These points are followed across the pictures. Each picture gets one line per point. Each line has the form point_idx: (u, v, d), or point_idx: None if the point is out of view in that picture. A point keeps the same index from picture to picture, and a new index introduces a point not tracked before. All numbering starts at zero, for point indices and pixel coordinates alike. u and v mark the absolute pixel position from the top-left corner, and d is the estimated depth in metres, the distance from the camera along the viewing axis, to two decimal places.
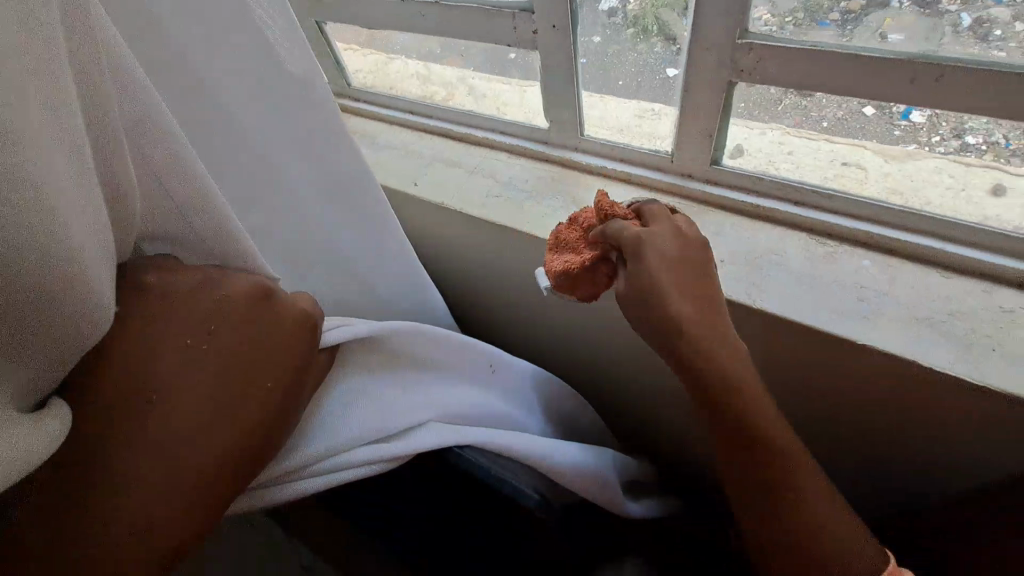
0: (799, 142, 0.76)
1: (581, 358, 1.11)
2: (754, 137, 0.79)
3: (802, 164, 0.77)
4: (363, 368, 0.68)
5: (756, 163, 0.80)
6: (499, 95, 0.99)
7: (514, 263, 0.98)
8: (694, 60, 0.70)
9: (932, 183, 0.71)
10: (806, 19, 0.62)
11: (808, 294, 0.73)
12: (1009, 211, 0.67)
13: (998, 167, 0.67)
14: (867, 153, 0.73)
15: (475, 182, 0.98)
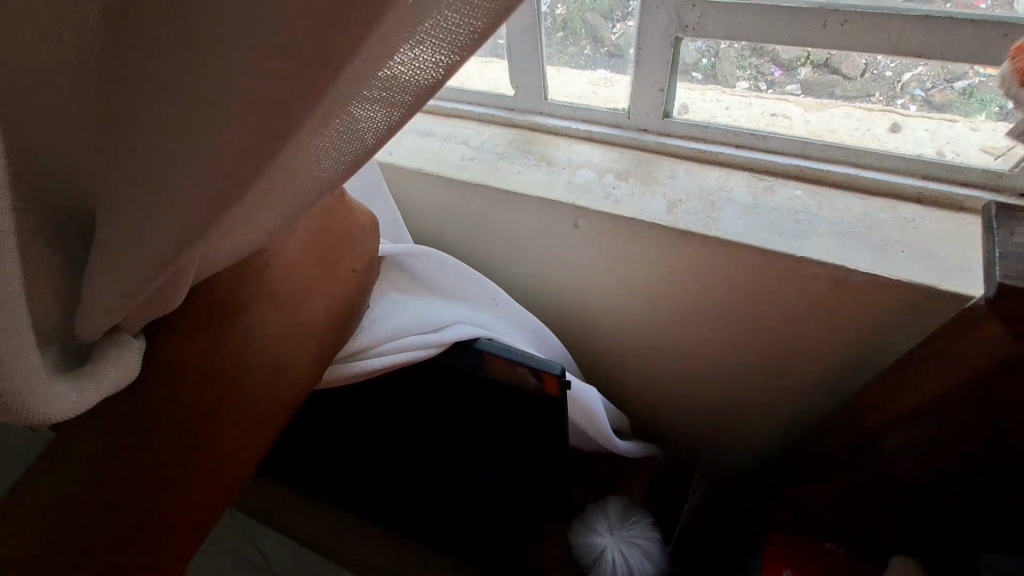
0: (734, 99, 0.88)
1: (554, 317, 1.18)
2: (696, 97, 0.90)
3: (738, 118, 0.89)
4: (409, 284, 0.84)
5: (701, 117, 0.92)
6: (465, 67, 1.06)
7: (490, 223, 1.04)
8: (645, 17, 0.81)
9: (844, 125, 0.84)
10: None
11: (754, 221, 0.84)
12: (903, 142, 0.82)
13: (893, 110, 0.81)
14: (791, 105, 0.86)
15: (448, 149, 1.04)
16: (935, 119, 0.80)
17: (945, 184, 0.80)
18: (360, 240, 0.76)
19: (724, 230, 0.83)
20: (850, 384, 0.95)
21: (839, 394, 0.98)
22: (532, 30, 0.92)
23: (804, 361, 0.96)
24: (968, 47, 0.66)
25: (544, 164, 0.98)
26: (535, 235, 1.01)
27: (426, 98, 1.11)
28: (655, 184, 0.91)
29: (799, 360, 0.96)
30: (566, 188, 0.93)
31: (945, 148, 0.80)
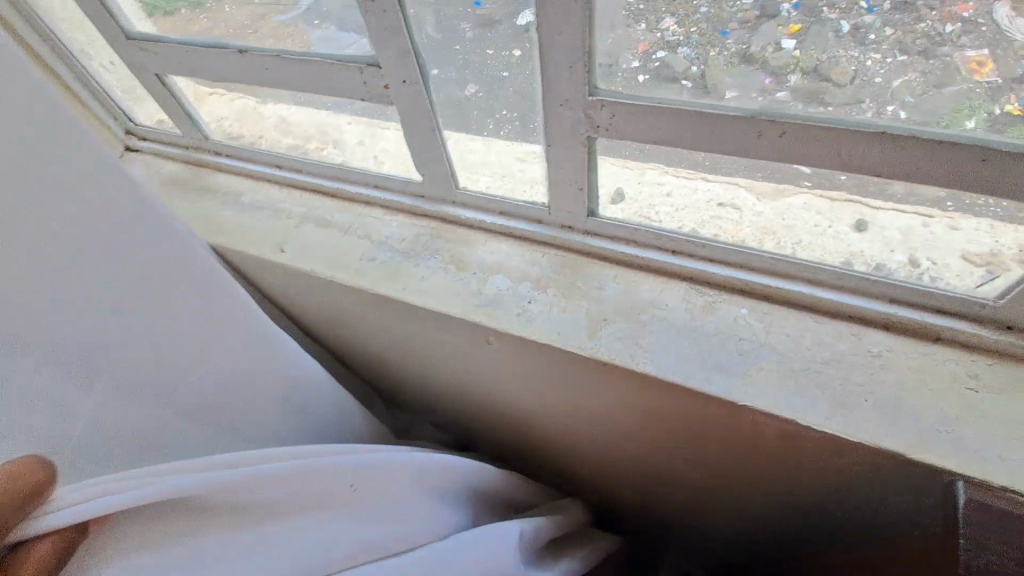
0: (677, 182, 0.74)
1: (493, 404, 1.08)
2: (634, 181, 0.76)
3: (680, 208, 0.75)
4: (161, 530, 0.51)
5: (635, 210, 0.77)
6: (366, 147, 0.91)
7: (402, 327, 0.91)
8: (551, 117, 0.66)
9: (802, 218, 0.71)
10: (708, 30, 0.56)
11: (688, 350, 0.71)
12: (870, 244, 0.69)
13: (859, 202, 0.67)
14: (741, 191, 0.72)
15: (350, 244, 0.90)
16: (907, 220, 0.66)
17: (917, 311, 0.67)
18: None
19: (653, 362, 0.70)
20: (816, 505, 0.83)
21: (801, 510, 0.87)
22: (427, 121, 0.76)
23: (765, 481, 0.84)
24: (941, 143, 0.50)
25: (454, 267, 0.84)
26: (451, 342, 0.87)
27: (328, 179, 0.96)
28: (579, 296, 0.78)
29: (758, 479, 0.85)
30: (475, 301, 0.79)
31: (919, 252, 0.67)
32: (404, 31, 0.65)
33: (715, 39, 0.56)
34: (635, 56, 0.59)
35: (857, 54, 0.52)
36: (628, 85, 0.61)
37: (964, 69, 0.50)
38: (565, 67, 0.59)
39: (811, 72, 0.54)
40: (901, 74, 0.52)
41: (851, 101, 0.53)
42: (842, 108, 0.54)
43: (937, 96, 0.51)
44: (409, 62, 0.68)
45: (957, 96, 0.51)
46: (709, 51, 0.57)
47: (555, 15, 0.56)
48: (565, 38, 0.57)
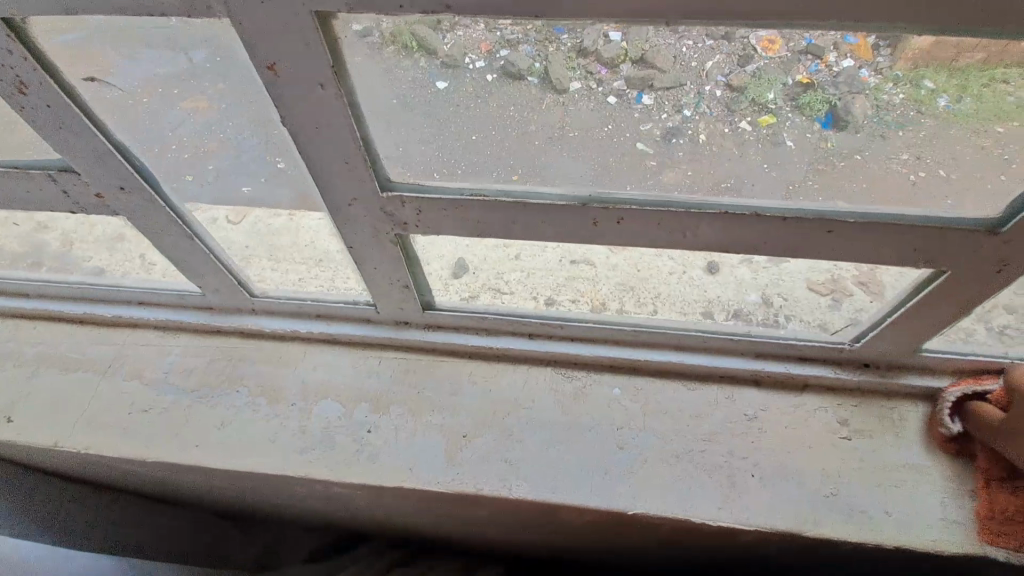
0: (523, 249, 0.58)
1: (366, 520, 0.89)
2: (468, 250, 0.59)
3: (533, 271, 0.61)
4: None
5: (482, 281, 0.62)
6: (116, 258, 0.68)
7: (214, 479, 0.70)
8: (342, 218, 0.50)
9: (655, 267, 0.58)
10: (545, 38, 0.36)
11: (564, 458, 0.60)
12: (724, 286, 0.60)
13: (714, 253, 0.55)
14: (590, 248, 0.57)
15: (116, 393, 0.68)
16: (762, 266, 0.57)
17: (783, 363, 0.63)
18: None
19: (527, 482, 0.59)
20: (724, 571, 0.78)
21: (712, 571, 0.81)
22: (172, 229, 0.56)
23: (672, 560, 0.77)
24: (745, 129, 0.40)
25: (265, 400, 0.65)
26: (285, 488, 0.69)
27: (74, 303, 0.72)
28: (429, 410, 0.63)
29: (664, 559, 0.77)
30: (296, 447, 0.61)
31: (771, 290, 0.60)
32: (87, 132, 0.46)
33: (549, 30, 0.35)
34: (473, 56, 0.38)
35: (671, 40, 0.36)
36: (478, 93, 0.40)
37: (758, 49, 0.35)
38: (336, 163, 0.44)
39: (639, 62, 0.37)
40: (714, 54, 0.36)
41: (674, 85, 0.39)
42: (667, 96, 0.39)
43: (744, 74, 0.37)
44: (112, 164, 0.49)
45: (759, 74, 0.37)
46: (550, 47, 0.37)
47: (297, 106, 0.39)
48: (326, 133, 0.41)
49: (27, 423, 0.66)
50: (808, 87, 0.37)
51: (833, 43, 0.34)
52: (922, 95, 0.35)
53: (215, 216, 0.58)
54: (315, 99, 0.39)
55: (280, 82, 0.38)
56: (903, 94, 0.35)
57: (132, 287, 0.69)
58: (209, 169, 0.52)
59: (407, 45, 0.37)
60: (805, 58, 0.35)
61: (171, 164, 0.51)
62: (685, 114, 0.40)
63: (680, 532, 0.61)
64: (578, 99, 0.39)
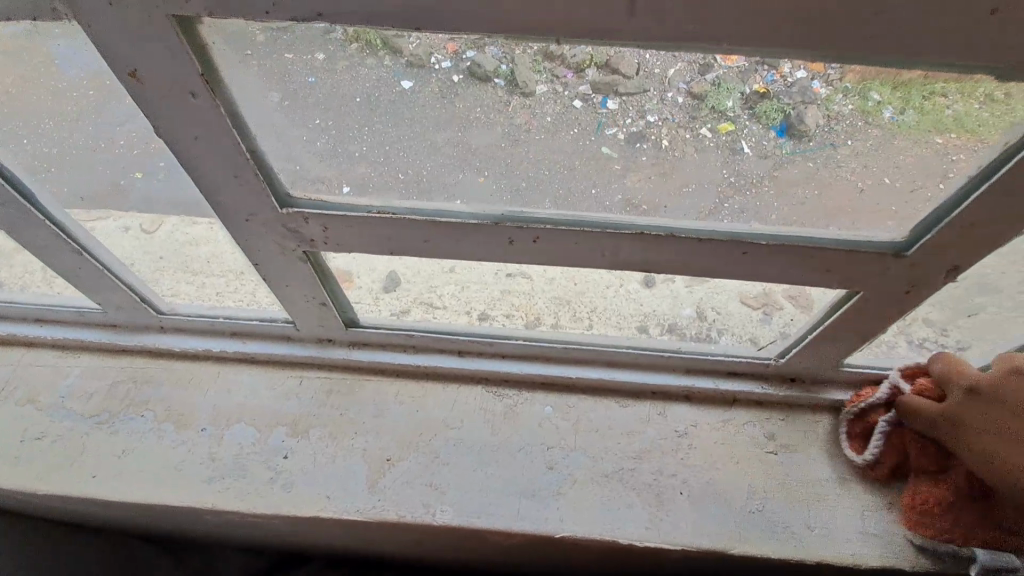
0: (457, 267, 0.56)
1: (295, 546, 0.84)
2: (398, 266, 0.56)
3: (466, 287, 0.59)
4: None
5: (415, 294, 0.60)
6: (8, 271, 0.62)
7: (117, 510, 0.65)
8: (244, 233, 0.47)
9: (592, 281, 0.57)
10: (509, 45, 0.33)
11: (491, 481, 0.58)
12: (658, 300, 0.59)
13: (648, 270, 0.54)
14: (522, 265, 0.55)
15: (4, 419, 0.62)
16: (693, 281, 0.56)
17: (713, 378, 0.63)
18: None
19: (451, 507, 0.57)
20: None
21: None
22: (57, 243, 0.51)
23: None
24: (706, 135, 0.38)
25: (172, 425, 0.60)
26: (196, 519, 0.64)
27: None
28: (352, 433, 0.60)
29: None
30: (203, 476, 0.57)
31: (705, 303, 0.59)
32: None
33: (511, 40, 0.32)
34: (438, 56, 0.35)
35: (635, 49, 0.33)
36: (445, 92, 0.37)
37: (719, 59, 0.33)
38: (226, 177, 0.41)
39: (604, 66, 0.35)
40: (675, 62, 0.34)
41: (639, 91, 0.37)
42: (631, 102, 0.37)
43: (705, 82, 0.35)
44: None
45: (721, 81, 0.35)
46: (516, 49, 0.33)
47: (173, 115, 0.36)
48: (209, 145, 0.38)
49: None
50: (765, 96, 0.35)
51: (790, 61, 0.32)
52: (870, 106, 0.34)
53: (128, 224, 0.55)
54: (189, 110, 0.36)
55: (146, 90, 0.34)
56: (851, 104, 0.34)
57: (26, 303, 0.63)
58: (161, 166, 0.46)
59: (371, 43, 0.34)
60: (761, 69, 0.33)
61: (122, 161, 0.46)
62: (649, 119, 0.38)
63: (609, 553, 0.60)
64: (544, 101, 0.37)
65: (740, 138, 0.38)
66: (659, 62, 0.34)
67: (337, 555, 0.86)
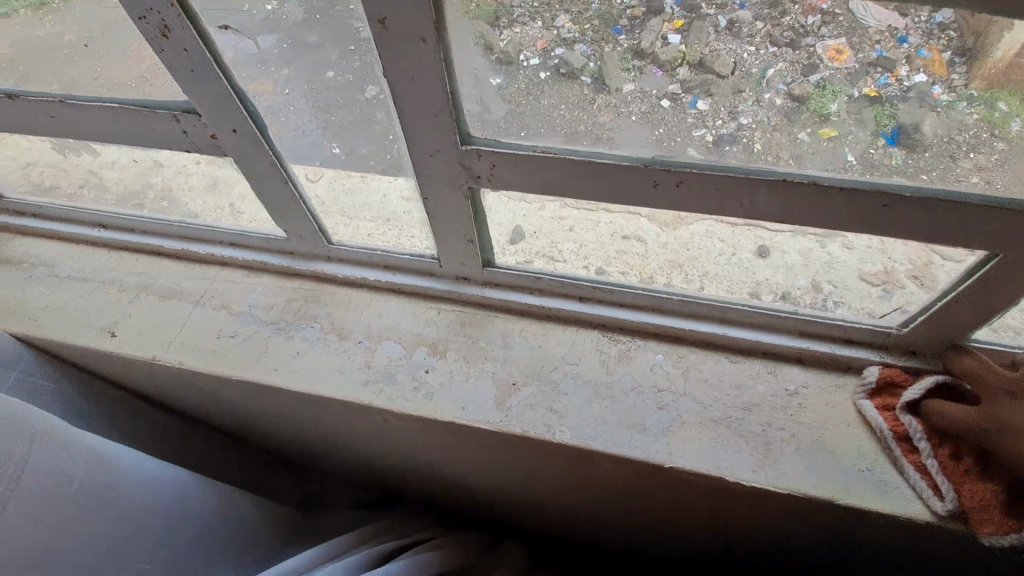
0: (576, 218, 0.64)
1: (407, 475, 0.94)
2: (534, 215, 0.64)
3: (584, 244, 0.66)
4: None
5: (538, 246, 0.67)
6: (211, 196, 0.75)
7: (282, 408, 0.77)
8: (423, 168, 0.56)
9: (706, 246, 0.63)
10: (601, 36, 0.42)
11: (606, 413, 0.63)
12: (775, 272, 0.63)
13: (760, 229, 0.59)
14: (642, 222, 0.62)
15: (204, 320, 0.74)
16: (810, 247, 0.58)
17: (828, 344, 0.64)
18: None
19: (569, 430, 0.63)
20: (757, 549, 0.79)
21: (745, 554, 0.82)
22: (271, 173, 0.63)
23: (705, 534, 0.78)
24: (806, 137, 0.45)
25: (334, 336, 0.71)
26: (345, 420, 0.75)
27: (172, 239, 0.79)
28: (483, 358, 0.68)
29: (699, 533, 0.79)
30: (361, 379, 0.67)
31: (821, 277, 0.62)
32: (213, 75, 0.51)
33: (606, 32, 0.42)
34: (530, 54, 0.44)
35: (734, 47, 0.41)
36: (529, 88, 0.47)
37: (825, 59, 0.40)
38: (426, 116, 0.49)
39: (696, 65, 0.43)
40: (775, 64, 0.41)
41: (732, 92, 0.44)
42: (721, 101, 0.44)
43: (808, 83, 0.42)
44: (230, 108, 0.55)
45: (822, 86, 0.42)
46: (605, 48, 0.43)
47: (401, 58, 0.45)
48: (422, 85, 0.47)
49: (128, 337, 0.73)
50: (877, 100, 0.41)
51: (905, 59, 0.39)
52: (995, 116, 0.40)
53: (299, 172, 0.64)
54: (417, 53, 0.44)
55: (387, 36, 0.43)
56: (975, 113, 0.41)
57: (226, 229, 0.76)
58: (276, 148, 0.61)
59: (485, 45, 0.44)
60: (876, 71, 0.40)
61: (329, 104, 0.55)
62: (742, 121, 0.45)
63: (714, 492, 0.63)
64: (630, 99, 0.46)
65: (842, 142, 0.44)
66: (758, 63, 0.41)
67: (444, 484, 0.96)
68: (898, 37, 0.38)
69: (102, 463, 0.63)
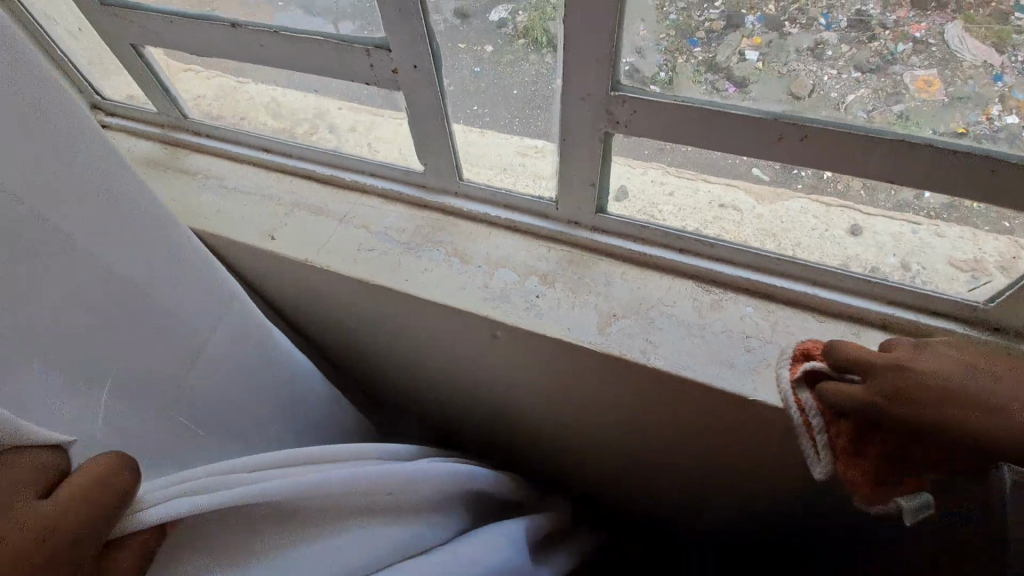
0: (677, 183, 0.74)
1: (488, 404, 1.04)
2: (636, 178, 0.75)
3: (682, 207, 0.75)
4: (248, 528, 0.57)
5: (638, 206, 0.77)
6: (364, 129, 0.87)
7: (399, 320, 0.88)
8: (569, 111, 0.65)
9: (801, 222, 0.71)
10: (677, 44, 0.58)
11: (698, 348, 0.71)
12: (867, 249, 0.70)
13: (854, 208, 0.68)
14: (740, 193, 0.72)
15: (347, 234, 0.86)
16: (913, 217, 0.66)
17: (913, 313, 0.69)
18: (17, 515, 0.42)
19: (663, 358, 0.70)
20: (817, 504, 0.85)
21: (803, 509, 0.88)
22: (431, 109, 0.74)
23: (768, 481, 0.85)
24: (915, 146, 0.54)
25: (458, 259, 0.82)
26: (455, 336, 0.85)
27: (322, 166, 0.92)
28: (587, 292, 0.77)
29: (762, 480, 0.85)
30: (481, 296, 0.77)
31: (912, 257, 0.68)
32: (415, 15, 0.62)
33: (683, 46, 0.57)
34: (660, 66, 0.59)
35: (815, 69, 0.55)
36: (627, 86, 0.61)
37: (912, 88, 0.53)
38: (588, 61, 0.58)
39: (768, 82, 0.56)
40: (856, 89, 0.54)
41: (809, 110, 0.56)
42: (796, 117, 0.56)
43: (889, 112, 0.54)
44: (419, 46, 0.66)
45: (903, 113, 0.54)
46: (680, 60, 0.58)
47: (583, 7, 0.54)
48: (594, 34, 0.56)
49: (285, 241, 0.86)
50: (961, 134, 0.53)
51: (994, 99, 0.52)
52: None
53: (454, 110, 0.75)
54: (599, 3, 0.53)
55: None
56: None
57: (372, 162, 0.88)
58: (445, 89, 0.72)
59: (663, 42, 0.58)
60: (966, 107, 0.53)
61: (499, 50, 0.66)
62: (816, 127, 0.56)
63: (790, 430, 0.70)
64: (698, 102, 0.59)
65: (960, 106, 0.53)
66: (838, 86, 0.55)
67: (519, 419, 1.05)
68: (993, 75, 0.51)
69: (268, 349, 0.76)
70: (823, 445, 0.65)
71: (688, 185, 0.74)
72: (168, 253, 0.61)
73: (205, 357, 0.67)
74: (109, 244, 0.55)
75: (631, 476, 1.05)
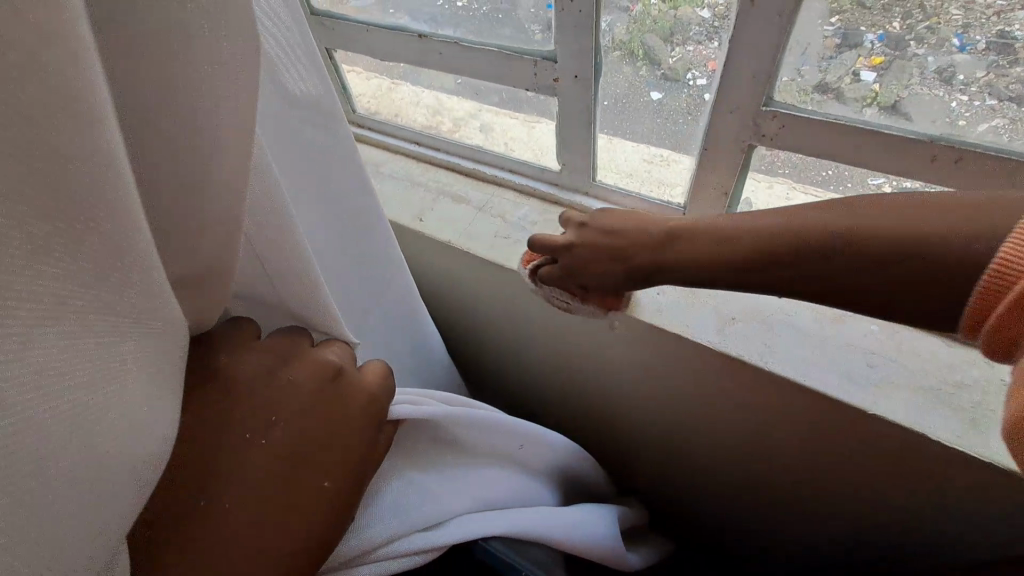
0: (804, 199, 0.76)
1: (585, 398, 1.10)
2: (762, 192, 0.79)
3: None
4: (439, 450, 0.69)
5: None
6: (508, 129, 0.97)
7: (521, 304, 0.97)
8: (718, 121, 0.71)
9: None
10: (791, 63, 0.64)
11: (819, 356, 0.74)
12: None
13: None
14: None
15: (485, 222, 0.97)
16: None
17: None
18: (350, 401, 0.58)
19: (782, 362, 0.74)
20: (925, 543, 0.82)
21: (908, 548, 0.85)
22: (581, 116, 0.83)
23: (873, 510, 0.84)
24: None
25: None
26: (572, 324, 0.93)
27: (466, 161, 1.04)
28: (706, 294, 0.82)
29: (866, 508, 0.84)
30: None
31: None
32: (590, 30, 0.72)
33: (803, 66, 0.64)
34: (787, 85, 0.66)
35: (942, 92, 0.59)
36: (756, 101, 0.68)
37: None
38: (746, 77, 0.66)
39: (885, 103, 0.62)
40: (988, 117, 0.59)
41: (924, 133, 0.62)
42: (918, 139, 0.62)
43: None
44: (585, 59, 0.76)
45: None
46: (796, 80, 0.65)
47: (752, 27, 0.61)
48: (759, 52, 0.63)
49: (431, 223, 0.98)
50: None
51: None
52: None
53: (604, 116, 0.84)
54: (770, 25, 0.60)
55: (751, 13, 0.60)
56: None
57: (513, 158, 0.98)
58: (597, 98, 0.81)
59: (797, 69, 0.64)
60: None
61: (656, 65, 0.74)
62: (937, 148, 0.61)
63: (910, 450, 0.70)
64: (820, 117, 0.65)
65: None
66: (969, 113, 0.59)
67: (611, 418, 1.10)
68: None
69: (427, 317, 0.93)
70: (576, 300, 0.77)
71: (815, 205, 0.76)
72: (389, 241, 0.79)
73: (396, 324, 0.86)
74: (348, 226, 0.73)
75: (719, 493, 1.06)
